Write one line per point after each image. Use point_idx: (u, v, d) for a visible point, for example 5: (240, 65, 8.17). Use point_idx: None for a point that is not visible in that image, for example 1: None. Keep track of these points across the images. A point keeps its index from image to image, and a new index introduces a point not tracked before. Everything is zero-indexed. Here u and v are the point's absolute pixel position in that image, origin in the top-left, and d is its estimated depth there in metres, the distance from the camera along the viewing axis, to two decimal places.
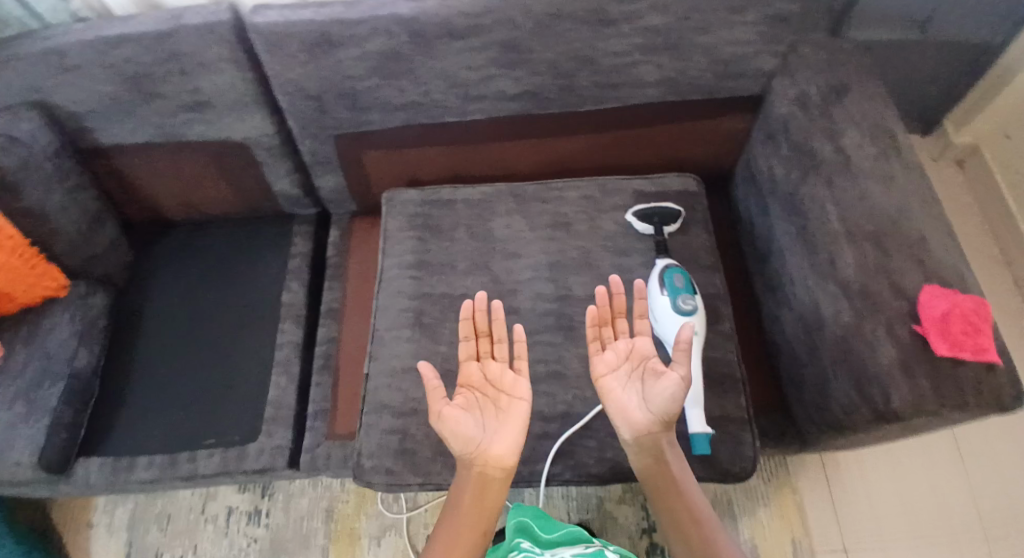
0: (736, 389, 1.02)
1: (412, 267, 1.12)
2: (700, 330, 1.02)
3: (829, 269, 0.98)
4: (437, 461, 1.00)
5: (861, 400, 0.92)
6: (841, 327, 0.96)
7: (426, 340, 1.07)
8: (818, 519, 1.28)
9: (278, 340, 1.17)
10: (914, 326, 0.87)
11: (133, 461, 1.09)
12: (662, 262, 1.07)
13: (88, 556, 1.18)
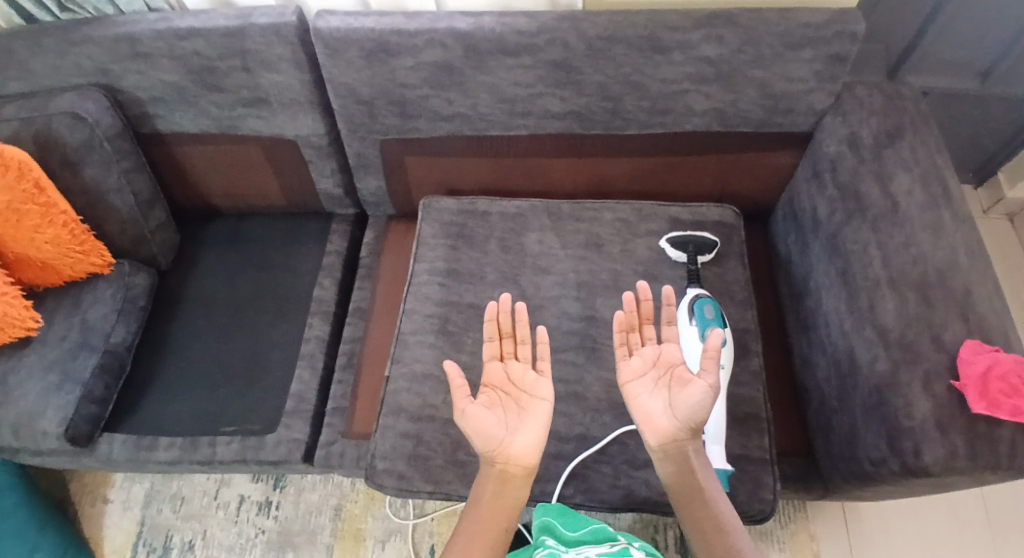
0: (759, 428, 0.99)
1: (442, 275, 1.13)
2: (727, 364, 1.00)
3: (869, 315, 0.95)
4: (448, 470, 0.98)
5: (890, 453, 0.89)
6: (876, 376, 0.92)
7: (449, 348, 1.06)
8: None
9: (305, 335, 1.19)
10: (952, 382, 0.85)
11: (154, 441, 1.12)
12: (692, 291, 1.05)
13: (102, 530, 1.22)
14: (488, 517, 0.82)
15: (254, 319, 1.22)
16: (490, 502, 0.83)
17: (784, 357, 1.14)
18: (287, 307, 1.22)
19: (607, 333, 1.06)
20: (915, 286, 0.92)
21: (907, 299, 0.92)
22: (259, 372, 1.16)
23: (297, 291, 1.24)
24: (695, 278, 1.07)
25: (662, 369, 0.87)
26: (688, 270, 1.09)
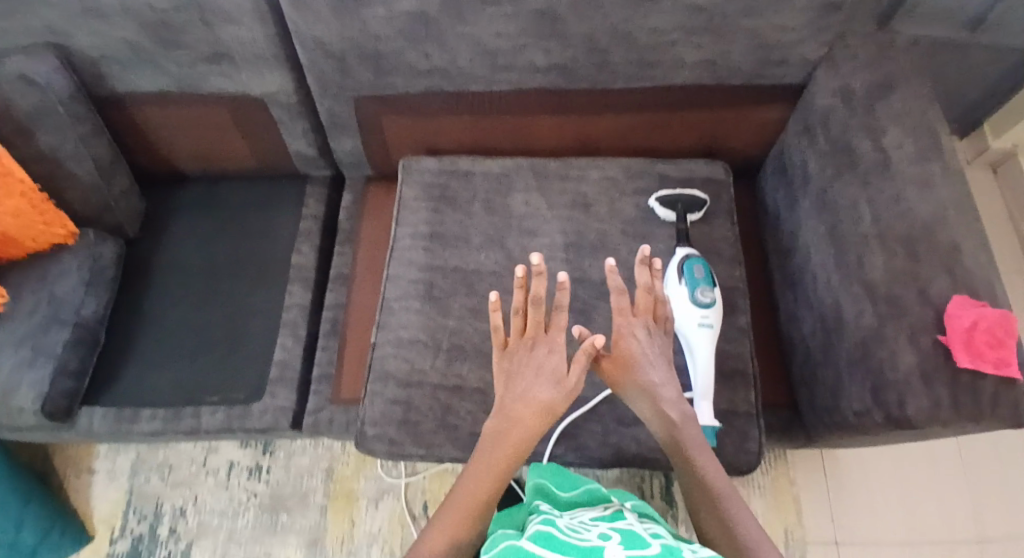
0: (746, 384, 0.99)
1: (425, 238, 1.10)
2: (716, 323, 0.98)
3: (857, 271, 0.95)
4: (439, 433, 0.97)
5: (874, 404, 0.90)
6: (862, 329, 0.93)
7: (435, 312, 1.04)
8: (815, 518, 1.25)
9: (286, 302, 1.15)
10: (938, 336, 0.85)
11: (136, 414, 1.09)
12: (682, 251, 1.04)
13: (89, 501, 1.18)
14: (469, 506, 0.75)
15: (231, 286, 1.18)
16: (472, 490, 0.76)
17: (769, 313, 1.15)
18: (266, 274, 1.18)
19: (595, 294, 1.05)
20: (904, 240, 0.91)
21: (895, 254, 0.91)
22: (241, 340, 1.13)
23: (275, 258, 1.20)
24: (684, 237, 1.06)
25: (649, 348, 0.85)
26: (676, 229, 1.08)
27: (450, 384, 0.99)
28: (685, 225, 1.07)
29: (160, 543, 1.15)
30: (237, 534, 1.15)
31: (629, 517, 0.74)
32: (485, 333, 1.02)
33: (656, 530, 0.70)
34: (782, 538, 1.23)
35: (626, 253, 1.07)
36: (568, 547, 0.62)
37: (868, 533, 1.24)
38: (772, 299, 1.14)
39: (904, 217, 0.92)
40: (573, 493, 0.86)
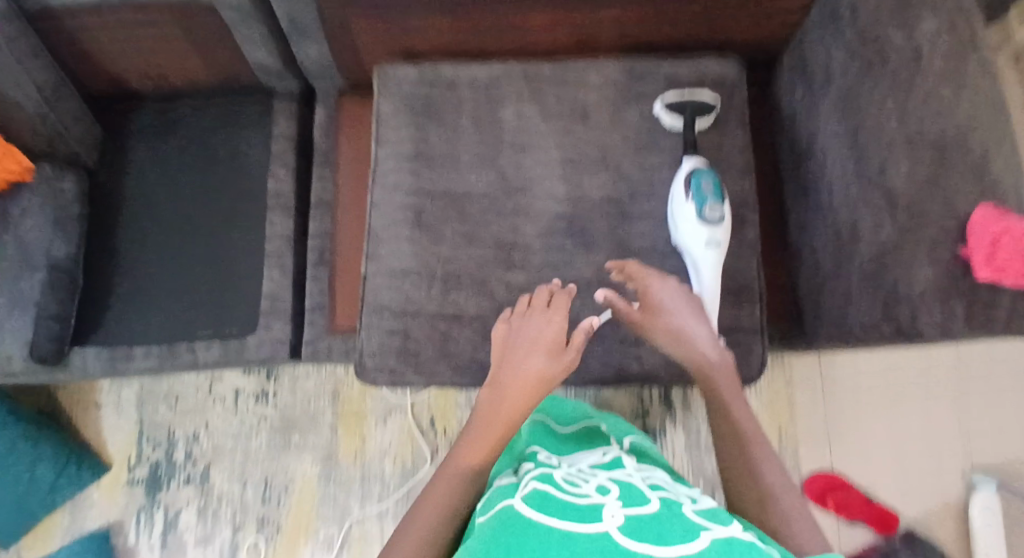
0: (754, 301, 0.93)
1: (409, 159, 1.01)
2: (724, 242, 0.90)
3: (878, 179, 0.86)
4: (441, 361, 0.93)
5: (883, 316, 0.86)
6: (879, 243, 0.86)
7: (426, 240, 0.97)
8: (808, 414, 1.26)
9: (268, 232, 1.08)
10: (958, 251, 0.79)
11: (130, 352, 1.05)
12: (689, 163, 0.94)
13: (102, 434, 1.17)
14: (471, 468, 0.71)
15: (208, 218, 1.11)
16: (475, 452, 0.73)
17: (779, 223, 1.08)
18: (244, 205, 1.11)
19: (594, 214, 0.97)
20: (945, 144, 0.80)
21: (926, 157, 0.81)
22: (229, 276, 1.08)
23: (251, 184, 1.11)
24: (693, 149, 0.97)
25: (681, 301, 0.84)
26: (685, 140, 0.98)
27: (448, 314, 0.94)
28: (694, 135, 0.98)
29: (178, 467, 1.15)
30: (254, 454, 1.15)
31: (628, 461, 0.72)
32: (480, 260, 0.96)
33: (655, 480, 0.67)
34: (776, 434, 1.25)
35: (628, 167, 0.99)
36: (564, 506, 0.59)
37: (856, 435, 1.25)
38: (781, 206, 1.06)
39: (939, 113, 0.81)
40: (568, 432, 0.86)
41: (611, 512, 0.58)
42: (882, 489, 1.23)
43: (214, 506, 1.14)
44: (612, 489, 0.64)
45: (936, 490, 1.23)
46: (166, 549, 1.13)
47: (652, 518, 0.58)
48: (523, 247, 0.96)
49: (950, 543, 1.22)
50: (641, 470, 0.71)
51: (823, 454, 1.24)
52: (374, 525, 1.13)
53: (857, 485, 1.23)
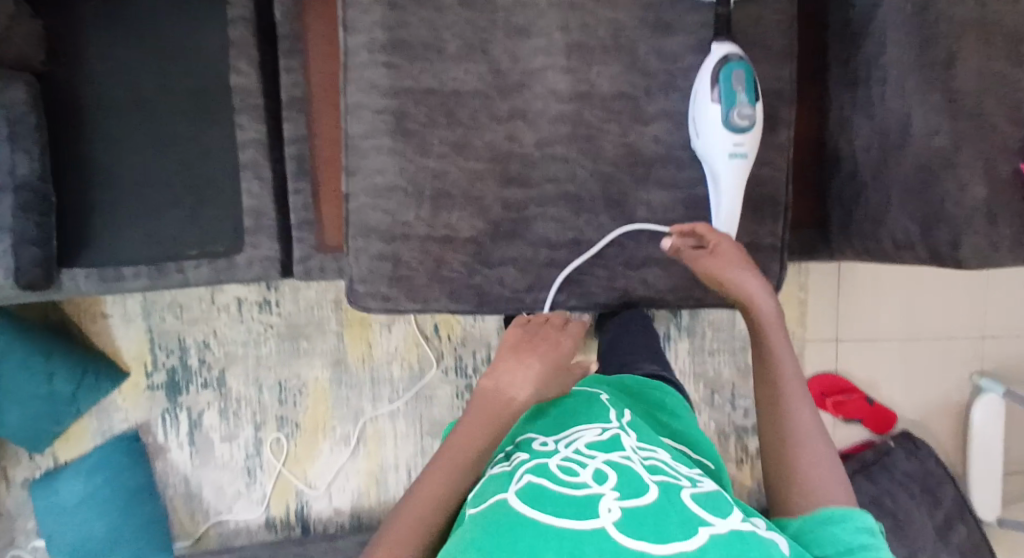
0: (775, 215, 0.83)
1: (386, 49, 0.84)
2: (751, 152, 0.77)
3: (941, 74, 0.70)
4: (435, 285, 0.87)
5: (920, 238, 0.74)
6: (929, 152, 0.71)
7: (411, 153, 0.86)
8: (818, 318, 1.19)
9: (240, 138, 0.96)
10: (1022, 166, 0.69)
11: (120, 272, 0.97)
12: (719, 47, 0.77)
13: (115, 343, 1.18)
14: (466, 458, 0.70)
15: (161, 116, 0.95)
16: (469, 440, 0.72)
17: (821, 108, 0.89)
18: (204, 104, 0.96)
19: (602, 116, 0.84)
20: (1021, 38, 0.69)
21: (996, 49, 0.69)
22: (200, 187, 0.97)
23: (207, 78, 0.96)
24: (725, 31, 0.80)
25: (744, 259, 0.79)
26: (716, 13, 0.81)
27: (440, 236, 0.86)
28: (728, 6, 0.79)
29: (194, 373, 1.18)
30: (265, 360, 1.17)
31: (625, 439, 0.70)
32: (473, 173, 0.85)
33: (652, 462, 0.66)
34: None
35: (645, 54, 0.83)
36: (559, 500, 0.59)
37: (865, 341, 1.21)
38: (823, 89, 0.87)
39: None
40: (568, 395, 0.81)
41: (608, 505, 0.57)
42: (884, 389, 1.22)
43: (234, 407, 1.18)
44: (608, 476, 0.62)
45: (938, 387, 1.23)
46: (196, 446, 1.19)
47: (649, 511, 0.57)
48: (520, 156, 0.85)
49: (941, 434, 1.24)
50: (637, 448, 0.69)
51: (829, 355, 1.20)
52: (386, 423, 1.18)
53: (858, 385, 1.21)
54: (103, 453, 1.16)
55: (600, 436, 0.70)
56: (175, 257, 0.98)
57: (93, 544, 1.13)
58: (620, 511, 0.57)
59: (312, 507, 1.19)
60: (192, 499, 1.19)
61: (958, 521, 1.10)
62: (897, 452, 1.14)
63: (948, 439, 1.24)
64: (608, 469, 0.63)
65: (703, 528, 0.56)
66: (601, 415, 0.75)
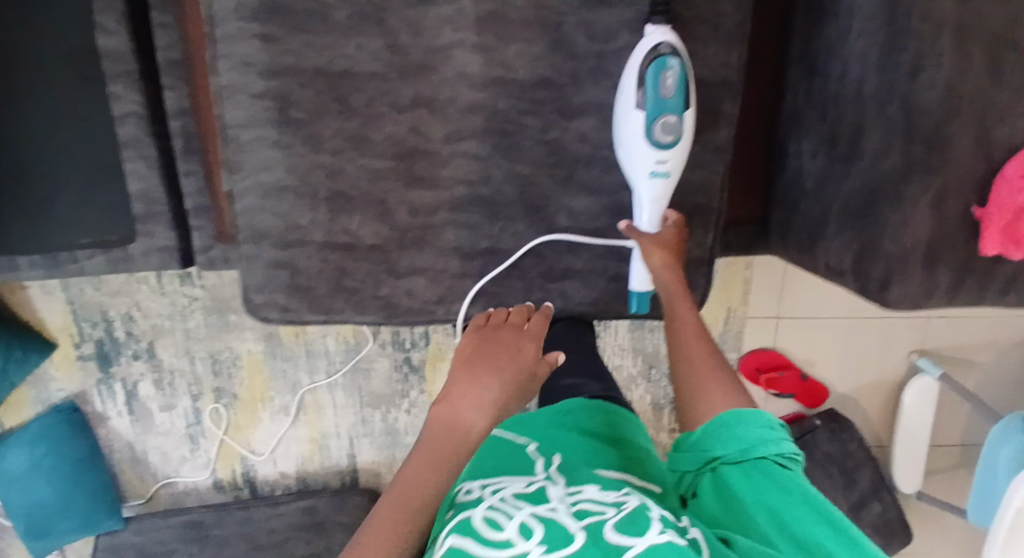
0: (706, 224, 0.73)
1: (257, 20, 0.68)
2: (676, 171, 0.65)
3: (904, 86, 0.57)
4: (338, 297, 0.79)
5: (851, 272, 0.64)
6: (875, 177, 0.60)
7: (300, 147, 0.73)
8: (761, 293, 1.02)
9: (114, 112, 0.80)
10: (973, 208, 0.59)
11: (10, 263, 0.89)
12: (651, 34, 0.62)
13: (37, 312, 1.11)
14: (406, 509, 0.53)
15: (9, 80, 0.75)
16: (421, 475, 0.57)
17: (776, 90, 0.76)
18: (51, 66, 0.76)
19: (521, 108, 0.70)
20: (985, 44, 0.56)
21: (971, 64, 0.56)
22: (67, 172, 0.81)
23: (52, 31, 0.75)
24: (664, 8, 0.63)
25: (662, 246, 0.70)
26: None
27: (340, 243, 0.76)
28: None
29: (123, 344, 1.13)
30: (194, 332, 1.12)
31: (553, 488, 0.53)
32: (373, 172, 0.73)
33: (581, 505, 0.50)
34: (721, 316, 1.02)
35: (572, 30, 0.68)
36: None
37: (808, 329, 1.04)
38: (784, 68, 0.73)
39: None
40: (492, 441, 0.63)
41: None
42: (820, 365, 1.06)
43: (168, 378, 1.14)
44: (534, 531, 0.46)
45: (880, 366, 1.07)
46: (135, 415, 1.17)
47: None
48: (426, 153, 0.72)
49: (872, 415, 1.10)
50: (567, 496, 0.52)
51: (767, 332, 1.04)
52: (325, 393, 1.15)
53: (795, 360, 1.06)
54: (42, 424, 1.13)
55: (525, 488, 0.53)
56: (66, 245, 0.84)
57: (48, 510, 1.12)
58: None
59: (258, 472, 1.20)
60: (138, 463, 1.20)
61: (872, 499, 1.03)
62: (819, 432, 1.02)
63: (879, 417, 1.11)
64: (534, 520, 0.47)
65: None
66: (523, 468, 0.58)
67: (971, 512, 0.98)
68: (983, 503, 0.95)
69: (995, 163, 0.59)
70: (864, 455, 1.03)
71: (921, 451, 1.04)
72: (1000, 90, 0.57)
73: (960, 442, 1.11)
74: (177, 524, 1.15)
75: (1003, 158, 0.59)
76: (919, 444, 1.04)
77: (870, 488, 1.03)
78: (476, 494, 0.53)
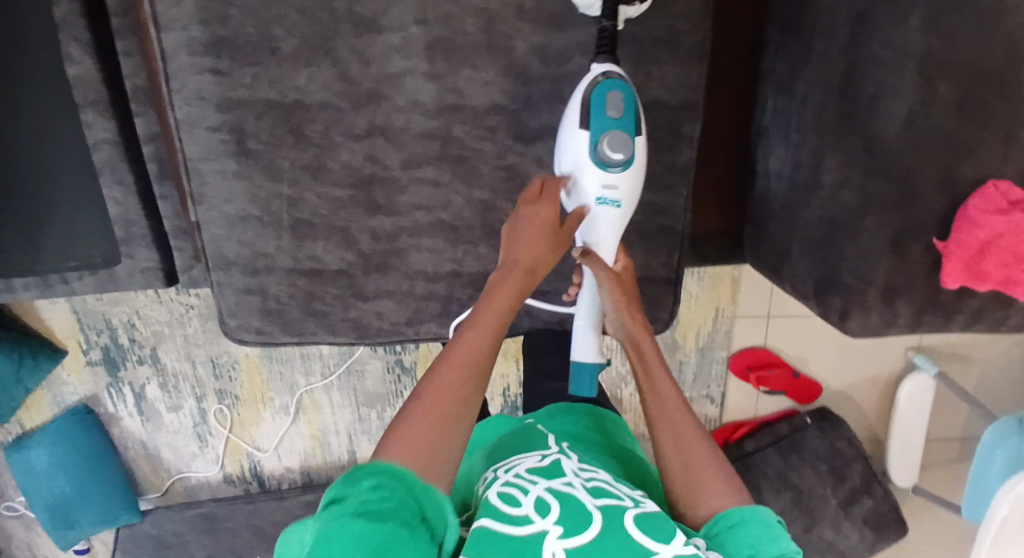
0: (670, 245, 0.75)
1: (208, 53, 0.69)
2: (625, 199, 0.64)
3: (863, 114, 0.60)
4: (310, 320, 0.80)
5: (816, 297, 0.68)
6: (837, 209, 0.63)
7: (261, 177, 0.74)
8: (751, 296, 1.04)
9: (88, 140, 0.80)
10: (936, 243, 0.61)
11: (9, 284, 0.89)
12: (598, 70, 0.64)
13: (43, 320, 1.12)
14: (441, 412, 0.49)
15: None
16: (449, 376, 0.51)
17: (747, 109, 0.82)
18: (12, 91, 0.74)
19: (476, 134, 0.73)
20: (955, 75, 0.57)
21: (938, 95, 0.58)
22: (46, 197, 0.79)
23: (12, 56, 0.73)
24: (609, 47, 0.66)
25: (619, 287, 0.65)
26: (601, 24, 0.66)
27: (307, 269, 0.77)
28: (614, 21, 0.65)
29: (127, 350, 1.15)
30: (193, 338, 1.15)
31: (566, 462, 0.58)
32: (334, 201, 0.75)
33: (595, 484, 0.54)
34: (711, 316, 1.04)
35: (524, 55, 0.70)
36: (495, 546, 0.46)
37: (804, 333, 1.08)
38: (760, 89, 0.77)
39: (974, 29, 0.56)
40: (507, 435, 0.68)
41: (550, 550, 0.46)
42: (813, 362, 1.10)
43: (173, 381, 1.17)
44: (551, 506, 0.49)
45: (873, 366, 1.11)
46: (145, 415, 1.19)
47: (594, 552, 0.46)
48: (385, 181, 0.74)
49: (867, 411, 1.14)
50: (579, 471, 0.57)
51: (758, 332, 1.06)
52: (322, 394, 1.18)
53: (786, 358, 1.09)
54: (58, 425, 1.15)
55: (539, 463, 0.57)
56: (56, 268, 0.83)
57: (69, 505, 1.14)
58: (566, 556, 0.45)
59: (264, 467, 1.23)
60: (154, 459, 1.22)
61: (863, 494, 1.04)
62: (809, 430, 1.06)
63: (874, 414, 1.14)
64: (550, 494, 0.51)
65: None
66: (538, 445, 0.62)
67: (965, 509, 0.97)
68: (976, 500, 0.94)
69: (960, 197, 0.60)
70: (854, 452, 1.05)
71: (917, 445, 1.10)
72: (963, 123, 0.58)
73: (960, 437, 1.16)
74: (192, 516, 1.18)
75: (962, 192, 0.60)
76: (913, 443, 1.10)
77: (862, 483, 1.04)
78: (493, 477, 0.57)
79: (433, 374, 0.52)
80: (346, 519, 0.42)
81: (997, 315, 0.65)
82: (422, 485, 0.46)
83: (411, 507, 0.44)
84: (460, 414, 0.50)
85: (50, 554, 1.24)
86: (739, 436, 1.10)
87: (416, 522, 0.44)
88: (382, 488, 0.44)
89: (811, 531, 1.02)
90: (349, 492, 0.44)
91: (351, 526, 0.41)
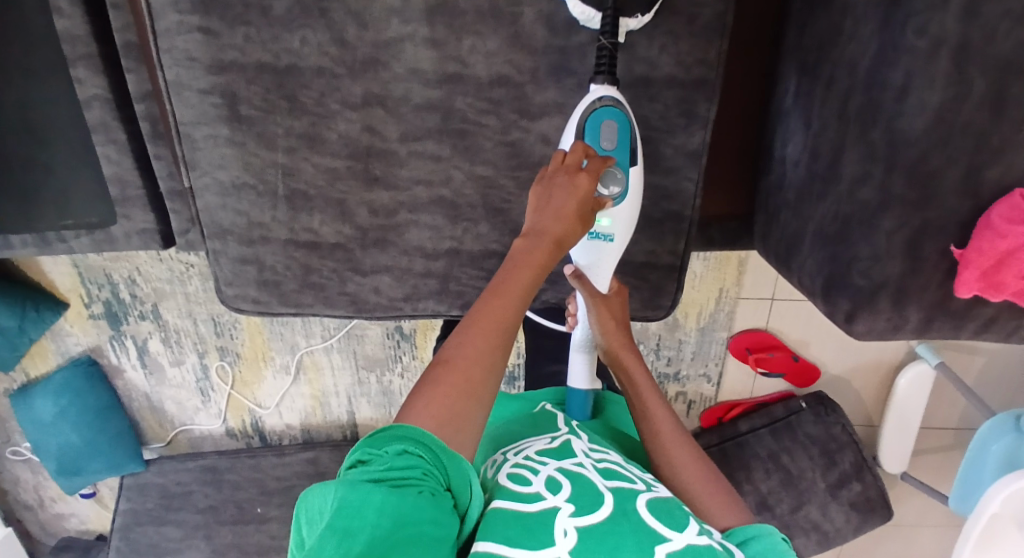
0: (677, 231, 0.75)
1: (196, 10, 0.65)
2: (620, 235, 0.66)
3: (890, 107, 0.56)
4: (306, 292, 0.79)
5: (826, 296, 0.66)
6: (853, 204, 0.61)
7: (254, 145, 0.71)
8: (758, 277, 1.03)
9: (78, 97, 0.74)
10: (953, 250, 0.59)
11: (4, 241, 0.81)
12: (600, 95, 0.64)
13: (46, 272, 1.09)
14: (465, 383, 0.50)
15: None
16: (471, 351, 0.52)
17: (760, 89, 0.80)
18: None
19: (479, 107, 0.70)
20: (992, 71, 0.53)
21: (971, 92, 0.54)
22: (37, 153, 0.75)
23: None
24: (608, 68, 0.65)
25: (615, 309, 0.70)
26: (600, 42, 0.65)
27: (303, 241, 0.75)
28: (614, 38, 0.64)
29: (129, 305, 1.12)
30: (194, 297, 1.12)
31: (576, 442, 0.59)
32: (330, 172, 0.72)
33: (605, 465, 0.56)
34: (714, 297, 1.04)
35: (531, 23, 0.66)
36: (503, 522, 0.47)
37: (811, 322, 1.07)
38: (784, 70, 0.73)
39: (1018, 19, 0.52)
40: (510, 416, 0.70)
41: (562, 528, 0.47)
42: (814, 347, 1.09)
43: (175, 337, 1.15)
44: (562, 484, 0.51)
45: (875, 355, 1.10)
46: (148, 368, 1.18)
47: (607, 531, 0.47)
48: (382, 153, 0.71)
49: (864, 397, 1.14)
50: (590, 451, 0.58)
51: (761, 314, 1.06)
52: (322, 355, 1.18)
53: (787, 342, 1.08)
54: (63, 377, 1.14)
55: (549, 444, 0.58)
56: (52, 228, 0.80)
57: (76, 454, 1.15)
58: (577, 534, 0.47)
59: (265, 422, 1.24)
60: (157, 411, 1.23)
61: (853, 478, 1.04)
62: (805, 414, 1.07)
63: (871, 400, 1.15)
64: (561, 474, 0.52)
65: (664, 545, 0.47)
66: (546, 428, 0.63)
67: (953, 499, 0.98)
68: (966, 491, 0.96)
69: (983, 203, 0.57)
70: (847, 437, 1.05)
71: (911, 433, 1.10)
72: (996, 125, 0.55)
73: (955, 426, 1.15)
74: (194, 467, 1.18)
75: (987, 199, 0.57)
76: (910, 431, 1.10)
77: (853, 468, 1.04)
78: (502, 458, 0.58)
79: (451, 349, 0.52)
80: (369, 484, 0.43)
81: (1006, 321, 0.63)
82: (449, 454, 0.46)
83: (434, 476, 0.45)
84: (482, 388, 0.51)
85: (58, 497, 1.28)
86: (733, 415, 1.13)
87: (439, 492, 0.45)
88: (407, 456, 0.45)
89: (798, 512, 1.05)
90: (375, 457, 0.45)
91: (374, 493, 0.42)
